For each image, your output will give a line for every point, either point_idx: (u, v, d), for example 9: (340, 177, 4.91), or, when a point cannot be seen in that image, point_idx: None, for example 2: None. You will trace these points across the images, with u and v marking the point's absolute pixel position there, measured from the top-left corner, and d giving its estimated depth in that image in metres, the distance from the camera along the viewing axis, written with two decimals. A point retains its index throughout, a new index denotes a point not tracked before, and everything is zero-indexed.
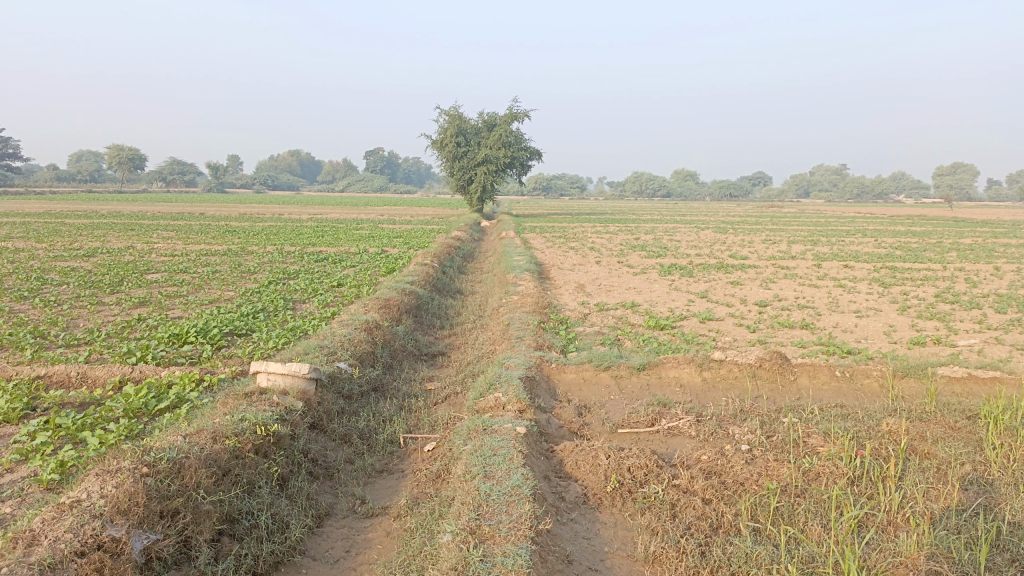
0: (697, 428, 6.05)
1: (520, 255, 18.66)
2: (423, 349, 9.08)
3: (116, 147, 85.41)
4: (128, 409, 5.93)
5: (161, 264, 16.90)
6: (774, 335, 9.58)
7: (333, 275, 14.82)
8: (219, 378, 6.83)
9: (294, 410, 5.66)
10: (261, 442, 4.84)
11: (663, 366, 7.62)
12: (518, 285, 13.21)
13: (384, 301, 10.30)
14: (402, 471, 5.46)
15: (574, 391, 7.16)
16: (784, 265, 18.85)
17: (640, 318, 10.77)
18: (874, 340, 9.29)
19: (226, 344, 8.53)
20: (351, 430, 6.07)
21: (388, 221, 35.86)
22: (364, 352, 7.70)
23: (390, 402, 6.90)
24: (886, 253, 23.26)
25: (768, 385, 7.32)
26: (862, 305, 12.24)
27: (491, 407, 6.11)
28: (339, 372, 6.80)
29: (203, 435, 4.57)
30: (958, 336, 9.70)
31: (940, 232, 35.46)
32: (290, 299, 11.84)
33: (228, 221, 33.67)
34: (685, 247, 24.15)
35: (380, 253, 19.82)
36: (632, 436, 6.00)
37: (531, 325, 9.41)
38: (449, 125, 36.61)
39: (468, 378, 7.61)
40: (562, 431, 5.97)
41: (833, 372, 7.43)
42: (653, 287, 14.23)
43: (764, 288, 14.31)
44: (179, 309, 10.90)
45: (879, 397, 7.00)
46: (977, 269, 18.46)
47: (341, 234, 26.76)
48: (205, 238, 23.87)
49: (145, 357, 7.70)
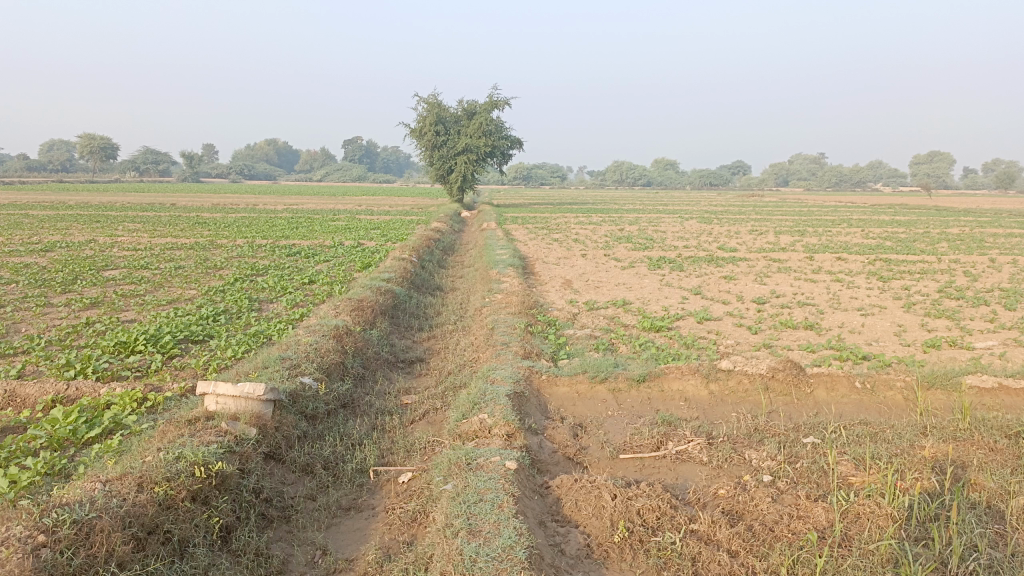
0: (710, 453, 5.32)
1: (503, 248, 17.90)
2: (399, 356, 8.29)
3: (86, 135, 83.27)
4: (51, 439, 5.10)
5: (121, 258, 15.91)
6: (779, 337, 8.89)
7: (305, 271, 13.93)
8: (165, 398, 6.01)
9: (246, 441, 4.85)
10: (200, 486, 4.06)
11: (665, 378, 6.87)
12: (502, 282, 12.43)
13: (357, 301, 9.49)
14: (372, 509, 4.67)
15: (568, 408, 6.40)
16: (775, 258, 18.22)
17: (633, 319, 10.00)
18: (887, 343, 8.63)
19: (179, 353, 7.67)
20: (314, 459, 5.27)
21: (365, 212, 34.91)
22: (333, 363, 6.88)
23: (360, 422, 6.10)
24: (876, 244, 22.71)
25: (782, 399, 6.60)
26: (865, 302, 11.57)
27: (475, 433, 5.32)
28: (303, 390, 5.98)
29: (127, 482, 3.82)
30: (975, 337, 9.07)
31: (927, 220, 35.19)
32: (256, 298, 10.99)
33: (199, 212, 32.42)
34: (671, 238, 23.57)
35: (356, 245, 18.96)
36: (636, 463, 5.27)
37: (517, 329, 8.64)
38: (428, 113, 35.58)
39: (449, 393, 6.82)
40: (556, 458, 5.26)
41: (852, 383, 6.74)
42: (643, 283, 13.51)
43: (759, 283, 13.65)
44: (134, 312, 10.00)
45: (905, 413, 6.31)
46: (972, 261, 17.92)
47: (316, 225, 25.78)
48: (172, 230, 22.82)
49: (84, 371, 6.82)
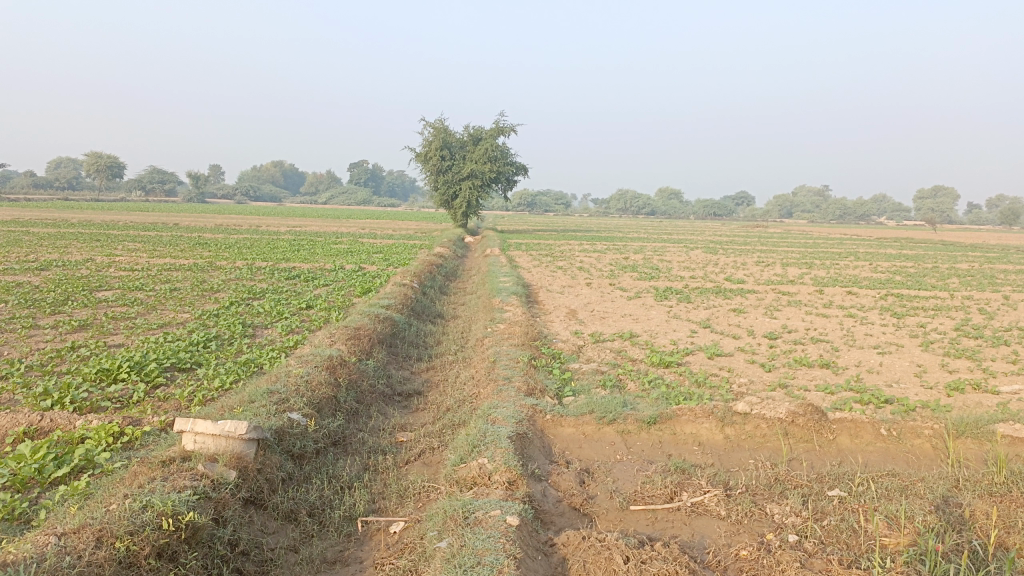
0: (729, 507, 4.91)
1: (507, 275, 17.54)
2: (396, 388, 7.89)
3: (92, 153, 83.56)
4: (15, 478, 4.70)
5: (116, 279, 15.58)
6: (794, 376, 8.49)
7: (303, 296, 13.58)
8: (143, 432, 5.64)
9: (223, 485, 4.46)
10: (167, 541, 3.70)
11: (677, 421, 6.47)
12: (505, 311, 12.07)
13: (354, 330, 9.10)
14: (359, 563, 4.26)
15: (573, 451, 6.00)
16: (784, 290, 17.83)
17: (641, 353, 9.59)
18: (908, 385, 8.21)
19: (164, 382, 7.28)
20: (299, 504, 4.85)
21: (368, 235, 34.65)
22: (324, 397, 6.46)
23: (352, 462, 5.68)
24: (885, 278, 22.33)
25: (803, 446, 6.19)
26: (881, 339, 11.15)
27: (474, 480, 4.92)
28: (290, 427, 5.57)
29: (84, 537, 3.47)
30: (1000, 380, 8.65)
31: (934, 255, 34.84)
32: (250, 324, 10.60)
33: (201, 232, 32.22)
34: (677, 268, 23.23)
35: (357, 269, 18.62)
36: (648, 516, 4.86)
37: (521, 362, 8.25)
38: (434, 138, 35.45)
39: (448, 432, 6.40)
40: (561, 509, 4.86)
41: (877, 430, 6.33)
42: (650, 314, 13.12)
43: (769, 317, 13.26)
44: (121, 336, 9.61)
45: (935, 464, 5.90)
46: (986, 297, 17.53)
47: (318, 248, 25.49)
48: (172, 251, 22.51)
49: (62, 401, 6.42)
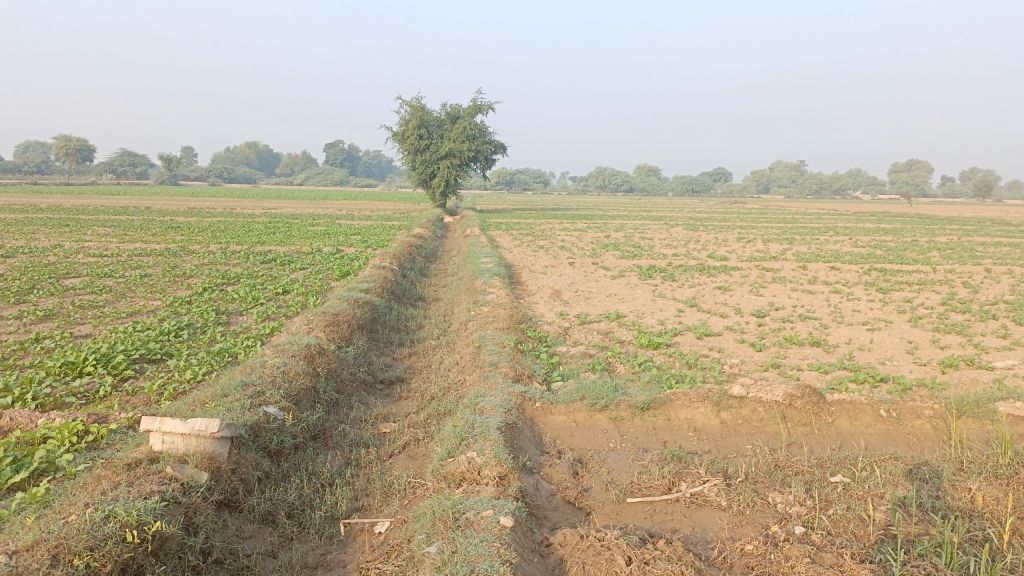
0: (730, 497, 4.69)
1: (488, 255, 17.23)
2: (377, 376, 7.59)
3: (60, 137, 81.57)
4: None
5: (85, 266, 15.06)
6: (786, 355, 8.30)
7: (279, 280, 13.18)
8: (110, 430, 5.33)
9: (194, 488, 4.16)
10: (132, 555, 3.42)
11: (671, 406, 6.24)
12: (488, 293, 11.77)
13: (333, 315, 8.75)
14: (342, 567, 4.00)
15: (564, 440, 5.76)
16: (767, 267, 17.66)
17: (628, 334, 9.36)
18: (901, 363, 8.06)
19: (132, 375, 6.92)
20: (276, 505, 4.56)
21: (346, 217, 34.08)
22: (302, 389, 6.16)
23: (333, 457, 5.40)
24: (867, 253, 22.27)
25: (802, 429, 6.00)
26: (869, 316, 11.00)
27: (463, 476, 4.66)
28: (267, 422, 5.27)
29: (38, 557, 3.19)
30: (993, 355, 8.52)
31: (912, 229, 34.94)
32: (224, 311, 10.21)
33: (174, 215, 31.48)
34: (659, 246, 22.99)
35: (334, 252, 18.19)
36: (646, 509, 4.62)
37: (507, 346, 7.98)
38: (410, 117, 34.76)
39: (433, 423, 6.13)
40: (555, 503, 4.63)
41: (877, 412, 6.15)
42: (636, 294, 12.86)
43: (755, 294, 13.08)
44: (89, 326, 9.20)
45: (937, 446, 5.73)
46: (969, 271, 17.47)
47: (294, 230, 24.97)
48: (143, 236, 21.88)
49: (23, 398, 6.05)
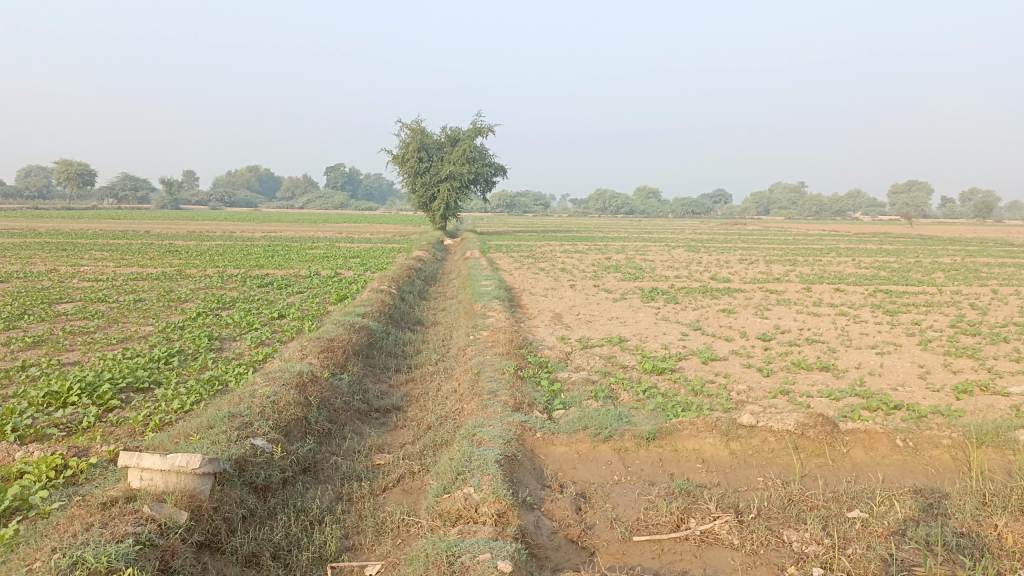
0: (743, 535, 4.43)
1: (488, 278, 17.02)
2: (373, 404, 7.33)
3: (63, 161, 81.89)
4: None
5: (79, 290, 14.86)
6: (795, 381, 8.04)
7: (275, 304, 12.97)
8: (89, 464, 5.07)
9: (172, 530, 3.90)
10: None
11: (678, 436, 5.98)
12: (487, 316, 11.55)
13: (327, 341, 8.51)
14: None
15: (567, 472, 5.50)
16: (771, 289, 17.42)
17: (631, 359, 9.12)
18: (914, 388, 7.79)
19: (118, 405, 6.67)
20: (262, 546, 4.30)
21: (346, 239, 33.97)
22: (292, 419, 5.90)
23: (323, 492, 5.13)
24: (870, 274, 22.05)
25: (815, 460, 5.74)
26: (877, 339, 10.75)
27: (459, 514, 4.41)
28: (253, 455, 5.01)
29: None
30: (1007, 380, 8.26)
31: (915, 249, 34.75)
32: (218, 336, 9.98)
33: (173, 239, 31.36)
34: (661, 268, 22.81)
35: (332, 275, 18.00)
36: (653, 548, 4.35)
37: (506, 373, 7.73)
38: (411, 140, 34.76)
39: (429, 455, 5.87)
40: (556, 542, 4.37)
41: (893, 442, 5.89)
42: (638, 317, 12.63)
43: (760, 317, 12.84)
44: (78, 353, 8.95)
45: (957, 478, 5.47)
46: (976, 292, 17.23)
47: (293, 254, 24.80)
48: (140, 260, 21.71)
49: (3, 429, 5.79)
